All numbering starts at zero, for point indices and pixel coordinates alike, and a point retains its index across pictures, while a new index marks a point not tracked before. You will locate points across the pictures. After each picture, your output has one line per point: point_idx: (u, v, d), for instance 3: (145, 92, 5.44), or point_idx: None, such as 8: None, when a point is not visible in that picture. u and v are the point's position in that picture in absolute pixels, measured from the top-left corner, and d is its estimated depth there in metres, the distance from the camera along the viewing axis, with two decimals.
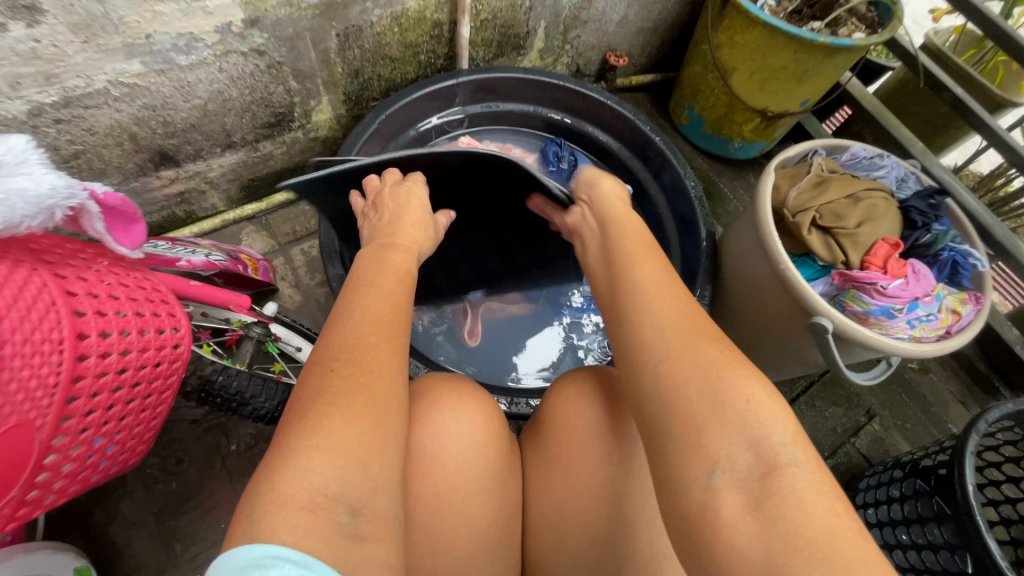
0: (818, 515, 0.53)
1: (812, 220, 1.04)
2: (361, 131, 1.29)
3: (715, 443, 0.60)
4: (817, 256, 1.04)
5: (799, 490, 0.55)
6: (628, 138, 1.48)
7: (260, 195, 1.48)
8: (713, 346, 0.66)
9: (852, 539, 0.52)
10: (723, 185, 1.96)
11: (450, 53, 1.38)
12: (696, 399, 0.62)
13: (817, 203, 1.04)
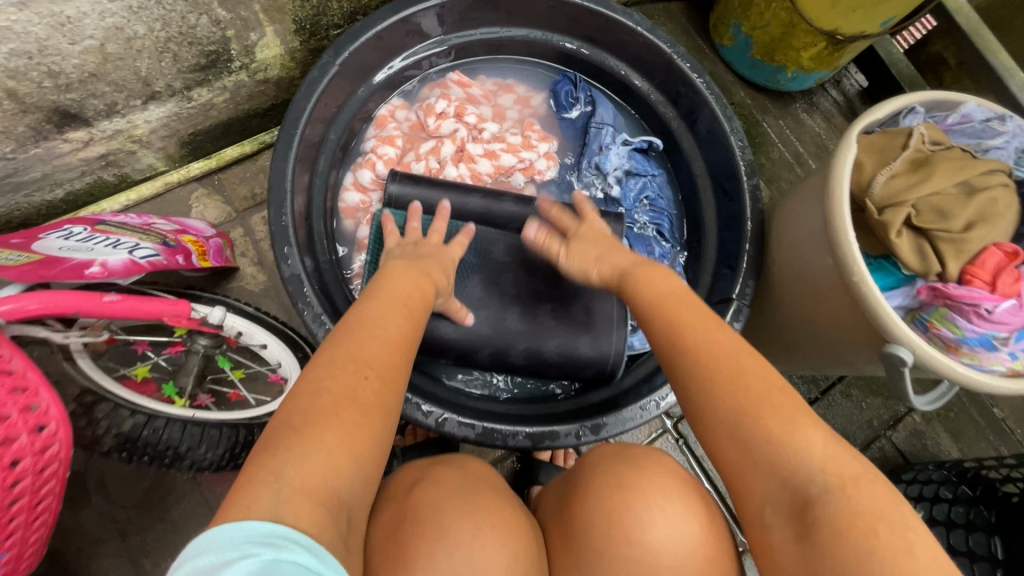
0: (869, 543, 0.53)
1: (906, 218, 0.79)
2: (317, 76, 1.00)
3: (752, 483, 0.62)
4: (903, 264, 0.80)
5: (832, 517, 0.55)
6: (662, 77, 1.17)
7: (207, 151, 1.22)
8: (735, 376, 0.67)
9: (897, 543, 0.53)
10: (768, 125, 1.64)
11: None
12: (734, 432, 0.64)
13: (915, 196, 0.78)
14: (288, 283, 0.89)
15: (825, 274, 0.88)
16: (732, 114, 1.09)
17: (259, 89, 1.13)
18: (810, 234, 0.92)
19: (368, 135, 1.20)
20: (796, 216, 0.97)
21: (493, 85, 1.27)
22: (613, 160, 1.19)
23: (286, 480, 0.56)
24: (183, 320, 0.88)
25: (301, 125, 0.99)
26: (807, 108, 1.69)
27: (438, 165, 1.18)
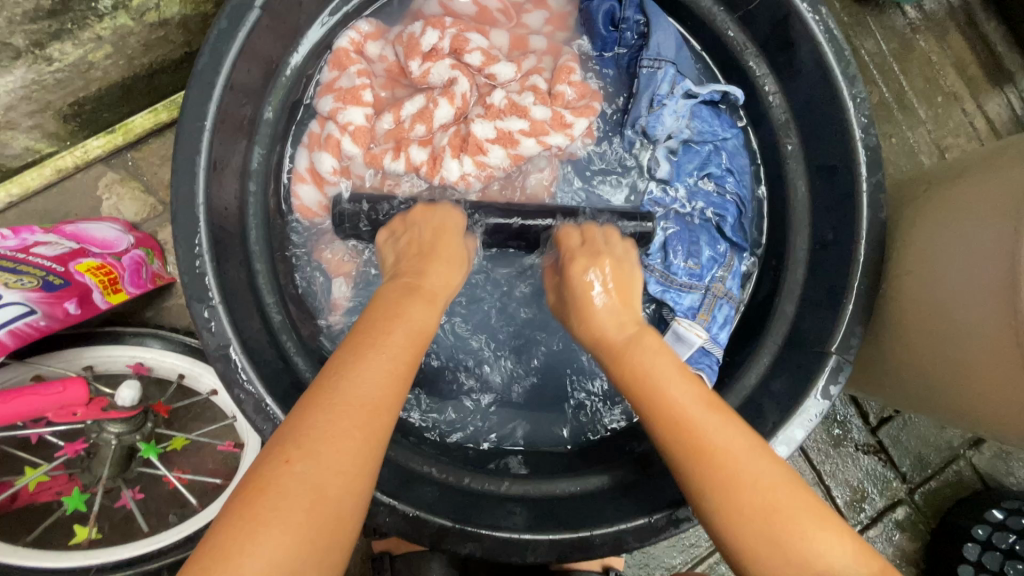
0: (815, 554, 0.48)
1: None
2: (227, 26, 0.64)
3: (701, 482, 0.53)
4: None
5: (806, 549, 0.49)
6: (754, 5, 0.78)
7: (107, 121, 0.89)
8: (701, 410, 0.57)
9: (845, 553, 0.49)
10: (868, 50, 1.22)
11: None
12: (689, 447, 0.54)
13: None
14: (214, 361, 0.63)
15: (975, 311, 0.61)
16: (855, 72, 0.74)
17: (158, 35, 0.77)
18: (974, 295, 0.61)
19: (326, 90, 0.79)
20: (948, 249, 0.65)
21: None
22: (664, 124, 0.83)
23: (268, 548, 0.41)
24: (69, 419, 0.65)
25: (214, 110, 0.65)
26: (917, 24, 1.26)
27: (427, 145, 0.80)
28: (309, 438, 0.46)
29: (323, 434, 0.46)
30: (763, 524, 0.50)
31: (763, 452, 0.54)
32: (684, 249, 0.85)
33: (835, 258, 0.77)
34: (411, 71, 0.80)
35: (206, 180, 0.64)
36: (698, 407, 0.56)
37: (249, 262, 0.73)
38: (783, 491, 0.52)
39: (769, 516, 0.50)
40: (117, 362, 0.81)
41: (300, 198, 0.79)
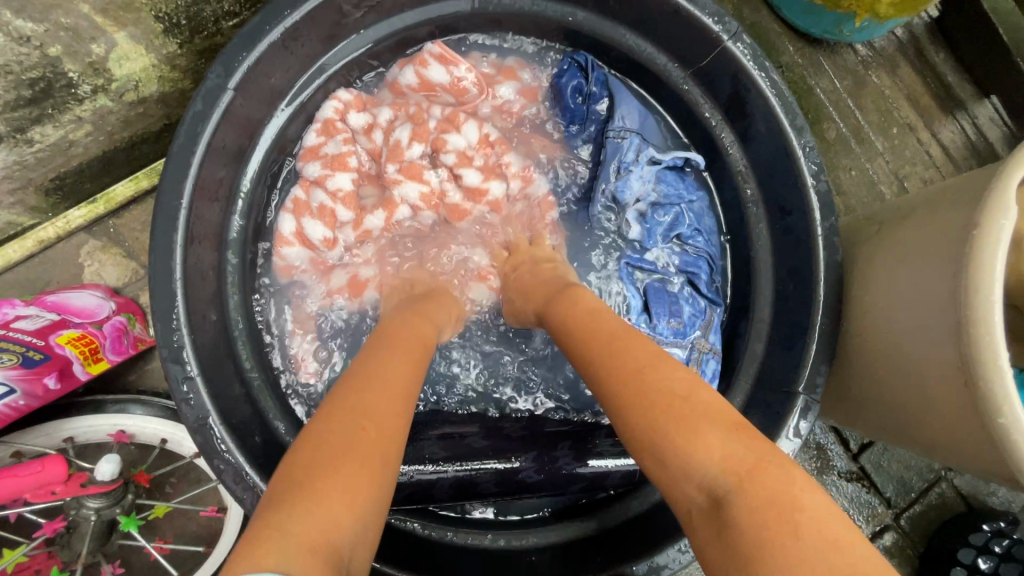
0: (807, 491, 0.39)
1: None
2: (202, 107, 0.67)
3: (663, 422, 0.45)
4: None
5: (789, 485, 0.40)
6: (706, 62, 0.82)
7: (87, 192, 0.90)
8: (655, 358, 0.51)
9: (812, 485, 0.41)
10: (822, 87, 1.28)
11: None
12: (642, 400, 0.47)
13: None
14: (194, 434, 0.64)
15: (929, 299, 0.63)
16: (803, 123, 0.78)
17: (137, 111, 0.80)
18: (923, 337, 0.64)
19: (303, 163, 0.83)
20: (908, 254, 0.68)
21: (489, 66, 0.89)
22: (633, 187, 0.87)
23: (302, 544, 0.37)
24: (47, 498, 0.66)
25: (190, 189, 0.67)
26: (868, 60, 1.33)
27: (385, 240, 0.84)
28: (354, 412, 0.47)
29: (367, 408, 0.47)
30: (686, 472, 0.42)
31: (707, 413, 0.44)
32: (667, 311, 0.87)
33: (800, 299, 0.80)
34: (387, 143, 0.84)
35: (183, 256, 0.67)
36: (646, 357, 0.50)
37: (228, 330, 0.75)
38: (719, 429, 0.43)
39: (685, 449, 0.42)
40: (98, 431, 0.81)
41: (284, 257, 0.80)
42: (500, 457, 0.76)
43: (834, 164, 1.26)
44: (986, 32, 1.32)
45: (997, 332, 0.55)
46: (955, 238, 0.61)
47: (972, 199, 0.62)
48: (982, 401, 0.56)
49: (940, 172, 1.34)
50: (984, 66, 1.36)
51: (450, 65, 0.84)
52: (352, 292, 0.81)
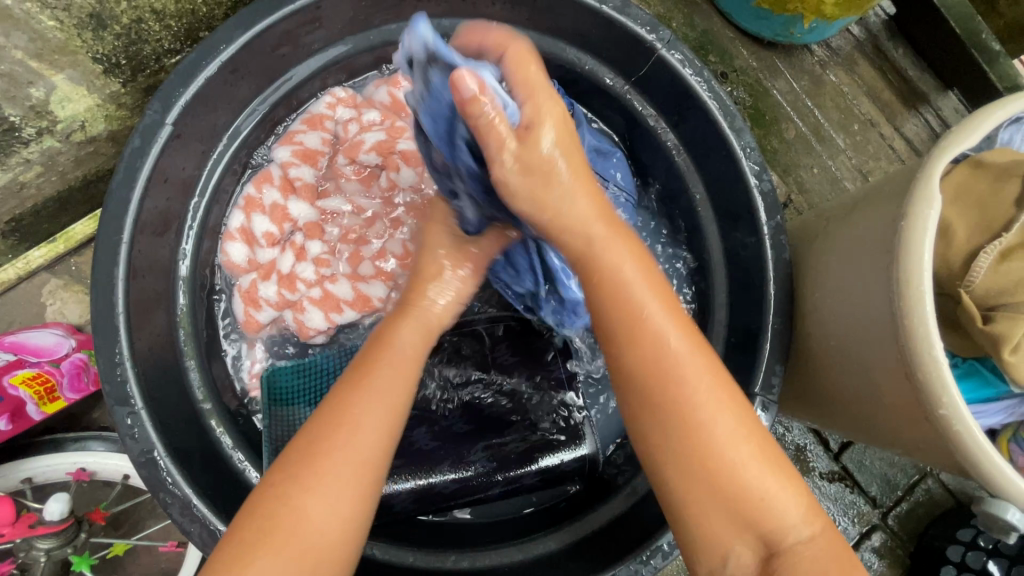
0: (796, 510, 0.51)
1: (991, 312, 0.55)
2: (141, 143, 0.68)
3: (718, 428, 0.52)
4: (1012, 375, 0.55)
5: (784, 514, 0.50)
6: (647, 71, 0.83)
7: (44, 232, 0.91)
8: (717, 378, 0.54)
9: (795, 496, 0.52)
10: (780, 88, 1.29)
11: None
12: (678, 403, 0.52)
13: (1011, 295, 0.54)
14: (139, 468, 0.64)
15: (863, 288, 0.64)
16: (742, 124, 0.79)
17: (88, 150, 0.81)
18: (865, 326, 0.64)
19: (268, 163, 0.86)
20: (849, 248, 0.69)
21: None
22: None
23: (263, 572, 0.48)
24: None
25: (131, 224, 0.68)
26: (825, 60, 1.34)
27: (301, 241, 0.83)
28: (322, 444, 0.53)
29: (336, 437, 0.54)
30: (709, 475, 0.51)
31: (724, 407, 0.52)
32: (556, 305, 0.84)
33: (754, 299, 0.80)
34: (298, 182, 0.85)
35: (126, 290, 0.67)
36: (682, 345, 0.53)
37: (179, 361, 0.75)
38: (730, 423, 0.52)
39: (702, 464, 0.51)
40: (57, 470, 0.81)
41: (227, 254, 0.82)
42: (455, 463, 0.75)
43: (795, 164, 1.27)
44: (941, 25, 1.34)
45: (929, 318, 0.55)
46: (887, 227, 0.61)
47: (903, 189, 0.62)
48: (915, 387, 0.57)
49: (906, 164, 1.34)
50: (942, 58, 1.37)
51: None
52: (285, 287, 0.82)
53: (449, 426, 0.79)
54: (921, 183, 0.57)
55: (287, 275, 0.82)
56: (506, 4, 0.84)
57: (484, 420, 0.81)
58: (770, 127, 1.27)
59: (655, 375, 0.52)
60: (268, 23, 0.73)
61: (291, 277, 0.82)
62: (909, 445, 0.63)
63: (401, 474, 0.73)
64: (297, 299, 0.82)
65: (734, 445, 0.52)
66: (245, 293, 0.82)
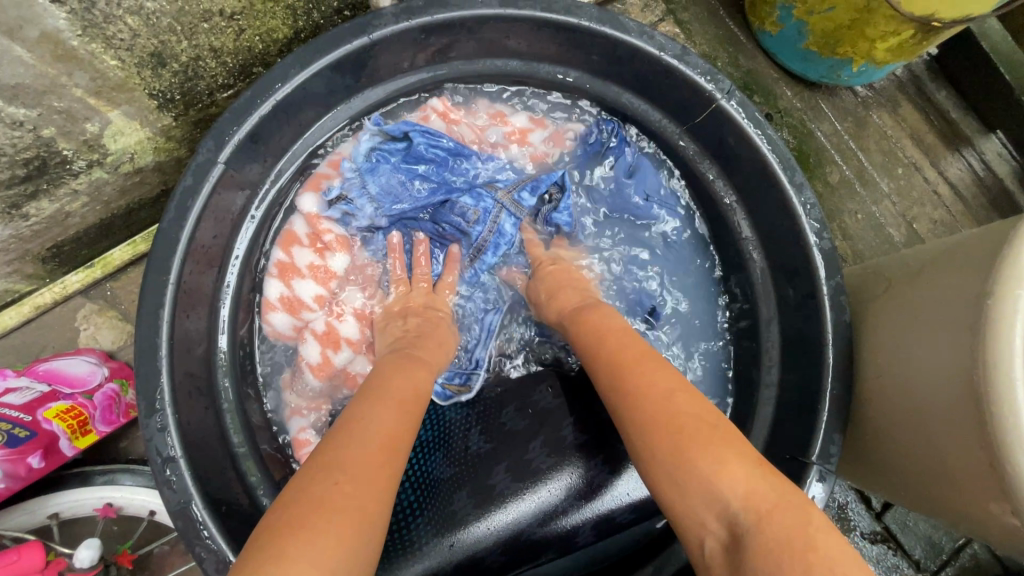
0: (746, 467, 0.50)
1: None
2: (192, 182, 0.67)
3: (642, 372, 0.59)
4: None
5: (740, 485, 0.48)
6: (704, 118, 0.82)
7: (82, 258, 0.90)
8: (646, 361, 0.61)
9: (760, 470, 0.50)
10: (823, 130, 1.27)
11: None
12: (638, 389, 0.58)
13: None
14: (175, 518, 0.61)
15: (935, 363, 0.61)
16: (802, 179, 0.77)
17: (133, 180, 0.80)
18: (938, 404, 0.60)
19: (292, 216, 0.82)
20: (913, 320, 0.66)
21: (484, 119, 0.89)
22: (471, 202, 0.83)
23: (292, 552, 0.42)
24: None
25: (178, 264, 0.67)
26: (869, 100, 1.32)
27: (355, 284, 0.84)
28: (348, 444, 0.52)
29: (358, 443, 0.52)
30: (656, 424, 0.54)
31: (658, 364, 0.60)
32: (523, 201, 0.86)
33: (810, 361, 0.77)
34: (359, 229, 0.84)
35: (169, 330, 0.66)
36: (662, 378, 0.58)
37: (217, 402, 0.73)
38: (699, 427, 0.53)
39: (681, 459, 0.51)
40: (84, 505, 0.79)
41: (270, 323, 0.80)
42: (532, 494, 0.72)
43: (838, 208, 1.24)
44: (989, 71, 1.31)
45: (1019, 404, 0.51)
46: (965, 304, 0.58)
47: (980, 264, 0.59)
48: (1004, 480, 0.53)
49: (951, 212, 1.31)
50: (988, 102, 1.34)
51: (451, 123, 0.87)
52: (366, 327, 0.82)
53: (527, 458, 0.74)
54: (1007, 261, 0.54)
55: (363, 313, 0.83)
56: (560, 47, 0.82)
57: (561, 447, 0.75)
58: (813, 170, 1.24)
59: (614, 367, 0.62)
60: (323, 63, 0.72)
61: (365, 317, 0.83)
62: (994, 536, 0.58)
63: (482, 521, 0.71)
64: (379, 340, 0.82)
65: (678, 400, 0.55)
66: (324, 337, 0.80)
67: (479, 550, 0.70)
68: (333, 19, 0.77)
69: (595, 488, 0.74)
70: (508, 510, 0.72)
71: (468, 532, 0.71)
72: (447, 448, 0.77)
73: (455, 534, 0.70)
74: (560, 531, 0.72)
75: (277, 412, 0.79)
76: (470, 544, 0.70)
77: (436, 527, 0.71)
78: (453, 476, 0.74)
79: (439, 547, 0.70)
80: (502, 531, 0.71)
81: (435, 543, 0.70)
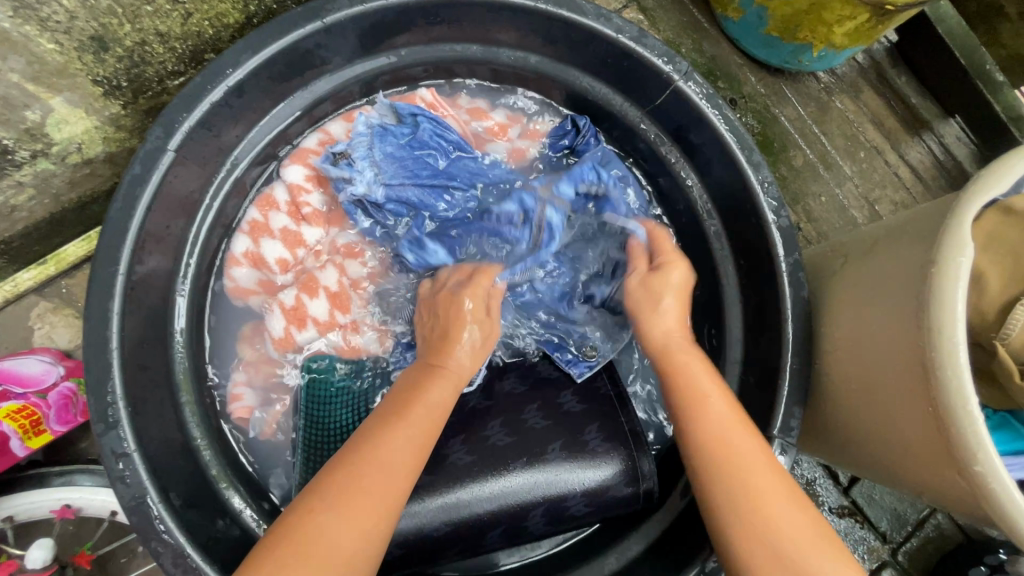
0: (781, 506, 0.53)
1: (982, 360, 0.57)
2: (141, 170, 0.66)
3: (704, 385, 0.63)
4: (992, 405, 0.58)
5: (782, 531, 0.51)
6: (665, 100, 0.82)
7: (32, 255, 0.87)
8: (707, 384, 0.63)
9: (789, 504, 0.53)
10: (787, 116, 1.28)
11: None
12: (698, 407, 0.61)
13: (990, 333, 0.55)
14: (130, 513, 0.60)
15: (888, 334, 0.62)
16: (760, 159, 0.78)
17: (83, 172, 0.78)
18: (889, 370, 0.62)
19: (273, 183, 0.82)
20: (868, 292, 0.67)
21: (465, 109, 0.90)
22: (514, 205, 0.81)
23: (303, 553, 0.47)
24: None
25: (128, 254, 0.65)
26: (831, 86, 1.34)
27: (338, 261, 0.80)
28: (367, 455, 0.53)
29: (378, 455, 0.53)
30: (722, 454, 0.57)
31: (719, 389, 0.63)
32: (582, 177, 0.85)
33: (771, 338, 0.78)
34: (354, 199, 0.79)
35: (121, 324, 0.64)
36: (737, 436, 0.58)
37: (174, 396, 0.71)
38: (752, 449, 0.57)
39: (728, 475, 0.55)
40: (40, 507, 0.77)
41: (233, 279, 0.79)
42: (491, 477, 0.69)
43: (803, 192, 1.26)
44: (947, 56, 1.34)
45: (962, 367, 0.53)
46: (915, 272, 0.59)
47: (926, 234, 0.61)
48: (951, 442, 0.54)
49: (912, 194, 1.34)
50: (947, 87, 1.37)
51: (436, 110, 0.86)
52: (337, 308, 0.79)
53: (486, 436, 0.72)
54: (952, 232, 0.56)
55: (338, 292, 0.79)
56: (519, 32, 0.82)
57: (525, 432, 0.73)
58: (778, 154, 1.26)
59: (683, 390, 0.63)
60: (277, 48, 0.70)
61: (341, 297, 0.79)
62: (942, 497, 0.60)
63: (439, 498, 0.67)
64: (349, 320, 0.79)
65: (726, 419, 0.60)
66: (291, 311, 0.77)
67: (421, 525, 0.67)
68: (287, 4, 0.75)
69: (553, 469, 0.70)
70: (465, 493, 0.68)
71: (423, 506, 0.67)
72: None
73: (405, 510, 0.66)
74: (510, 512, 0.69)
75: (222, 376, 0.78)
76: (420, 518, 0.67)
77: None
78: None
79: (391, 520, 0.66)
80: (449, 511, 0.68)
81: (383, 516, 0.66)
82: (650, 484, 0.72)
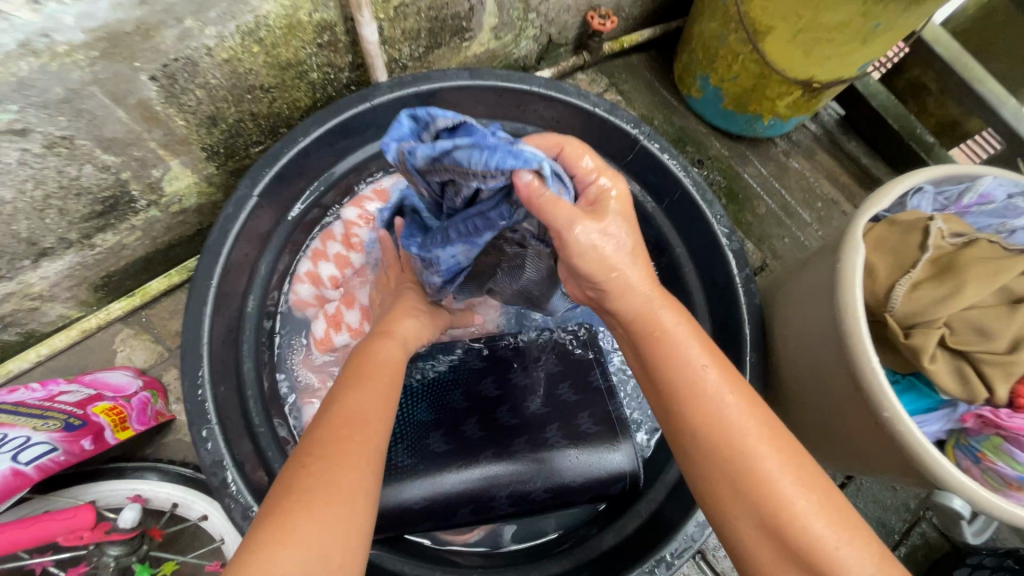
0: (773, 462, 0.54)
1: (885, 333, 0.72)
2: (233, 211, 0.86)
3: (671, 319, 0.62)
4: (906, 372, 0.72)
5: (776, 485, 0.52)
6: (637, 155, 1.04)
7: (125, 288, 1.07)
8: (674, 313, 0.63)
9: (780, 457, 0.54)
10: (749, 173, 1.51)
11: (363, 77, 0.99)
12: (651, 331, 0.62)
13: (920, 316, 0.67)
14: (211, 475, 0.74)
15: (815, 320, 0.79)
16: (712, 197, 0.98)
17: (179, 219, 1.00)
18: (819, 349, 0.77)
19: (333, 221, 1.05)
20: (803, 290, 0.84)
21: None
22: None
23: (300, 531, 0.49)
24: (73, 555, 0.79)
25: (219, 272, 0.84)
26: (787, 149, 1.58)
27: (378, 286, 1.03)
28: (332, 435, 0.58)
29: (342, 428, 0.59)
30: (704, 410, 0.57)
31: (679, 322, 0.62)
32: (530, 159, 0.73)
33: (733, 341, 0.94)
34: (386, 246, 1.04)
35: (209, 326, 0.82)
36: (719, 379, 0.58)
37: (242, 390, 0.87)
38: (743, 414, 0.56)
39: (722, 441, 0.55)
40: (117, 495, 0.90)
41: (296, 292, 1.01)
42: (500, 458, 0.88)
43: (768, 235, 1.46)
44: (884, 123, 1.59)
45: (863, 333, 0.69)
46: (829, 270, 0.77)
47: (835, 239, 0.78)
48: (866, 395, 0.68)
49: None
50: (890, 148, 1.60)
51: None
52: (368, 320, 1.01)
53: (495, 417, 0.93)
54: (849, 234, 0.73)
55: (370, 308, 1.01)
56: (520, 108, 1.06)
57: (527, 416, 0.93)
58: (743, 205, 1.47)
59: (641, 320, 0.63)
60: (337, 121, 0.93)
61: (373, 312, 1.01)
62: (871, 450, 0.73)
63: (457, 469, 0.87)
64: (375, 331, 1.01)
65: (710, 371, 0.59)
66: (331, 318, 0.99)
67: (445, 487, 0.85)
68: (344, 92, 1.00)
69: (555, 449, 0.89)
70: (478, 467, 0.87)
71: (444, 475, 0.86)
72: (431, 398, 0.94)
73: (433, 476, 0.85)
74: (516, 481, 0.87)
75: (284, 374, 0.98)
76: (442, 484, 0.85)
77: (413, 456, 0.87)
78: (433, 420, 0.91)
79: (417, 484, 0.85)
80: (469, 479, 0.86)
81: (410, 483, 0.85)
82: (627, 463, 0.89)
